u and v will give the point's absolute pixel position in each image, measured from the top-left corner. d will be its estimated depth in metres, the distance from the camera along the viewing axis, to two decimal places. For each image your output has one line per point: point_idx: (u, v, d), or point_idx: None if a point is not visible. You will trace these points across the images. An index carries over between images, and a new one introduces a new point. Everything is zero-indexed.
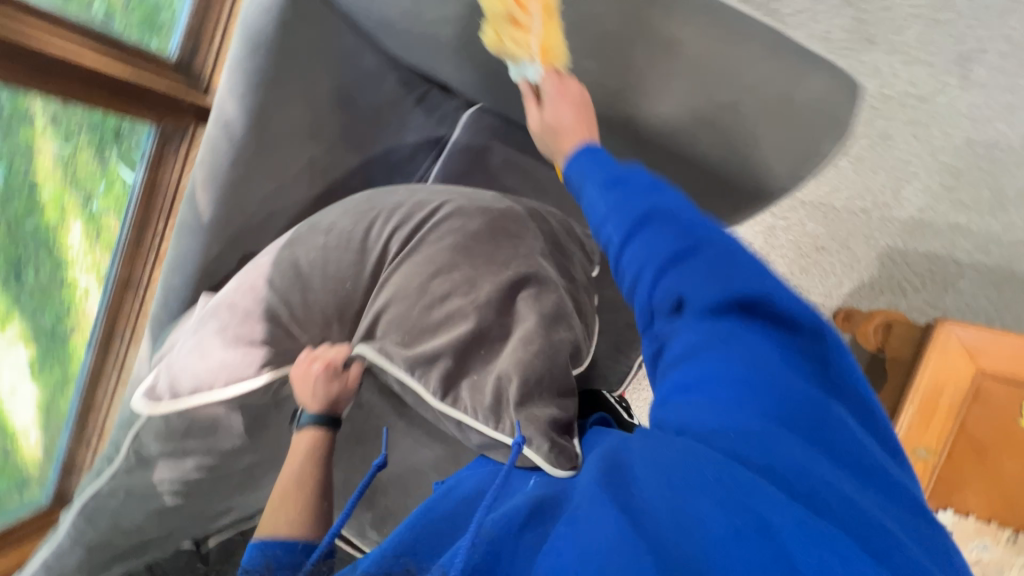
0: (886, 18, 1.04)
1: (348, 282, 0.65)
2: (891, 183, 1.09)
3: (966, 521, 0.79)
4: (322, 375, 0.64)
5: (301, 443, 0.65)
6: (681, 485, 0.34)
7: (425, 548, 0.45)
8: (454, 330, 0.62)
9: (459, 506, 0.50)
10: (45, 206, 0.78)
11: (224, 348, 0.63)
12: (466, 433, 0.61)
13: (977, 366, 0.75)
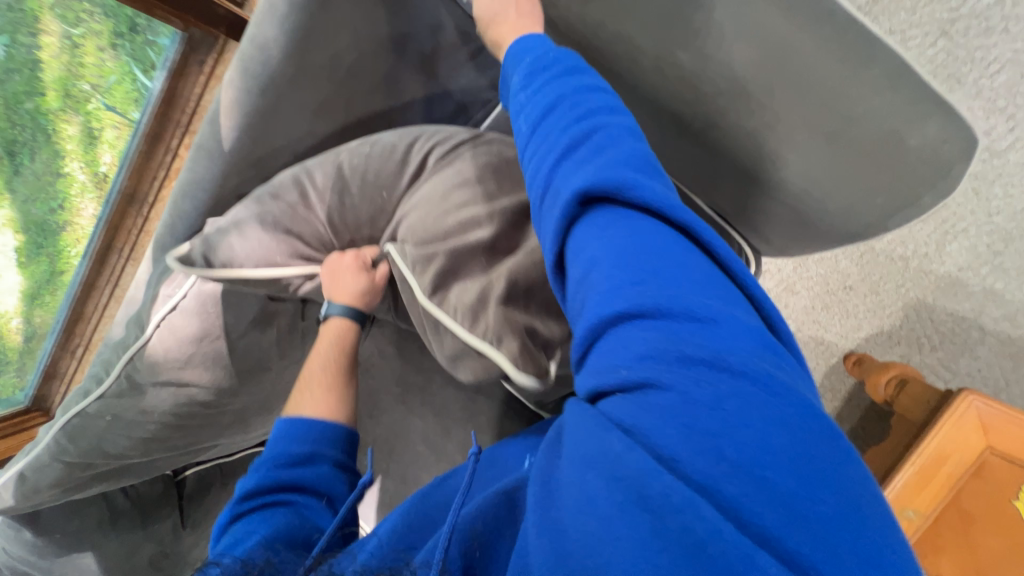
0: (980, 58, 0.97)
1: (379, 195, 0.61)
2: (937, 235, 1.04)
3: None
4: (353, 267, 0.61)
5: (330, 328, 0.62)
6: (577, 502, 0.29)
7: (415, 527, 0.44)
8: (469, 236, 0.55)
9: (452, 486, 0.48)
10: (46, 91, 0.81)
11: (264, 230, 0.59)
12: (449, 348, 0.54)
13: (987, 441, 0.75)
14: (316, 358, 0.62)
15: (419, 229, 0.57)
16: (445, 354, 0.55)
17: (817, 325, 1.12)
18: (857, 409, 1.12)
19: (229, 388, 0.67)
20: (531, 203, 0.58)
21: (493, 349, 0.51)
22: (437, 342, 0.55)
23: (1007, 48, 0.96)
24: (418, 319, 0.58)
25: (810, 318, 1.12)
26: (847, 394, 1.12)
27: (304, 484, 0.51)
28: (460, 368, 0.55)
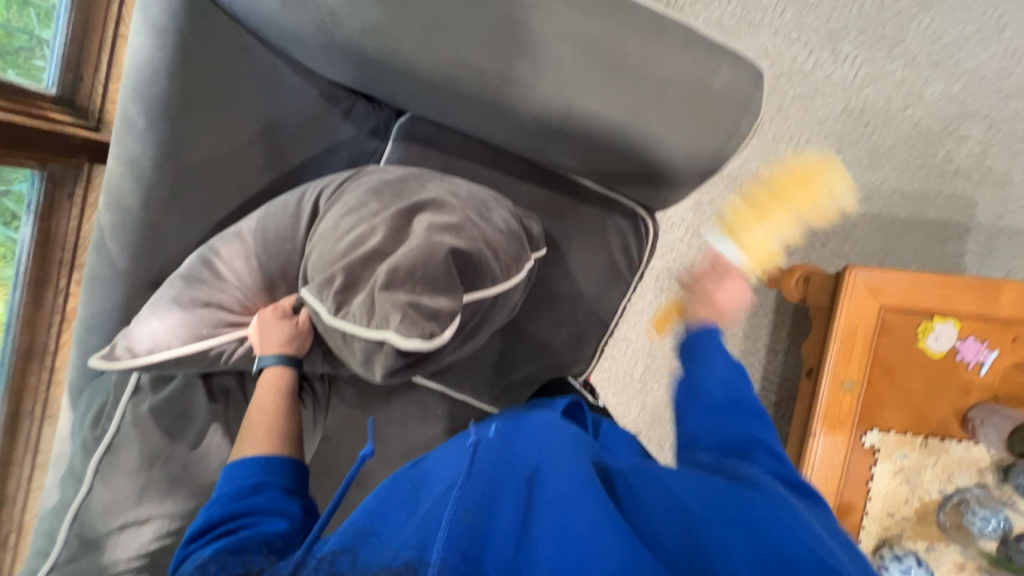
0: (767, 4, 1.16)
1: (277, 249, 0.62)
2: (790, 151, 1.22)
3: (889, 435, 0.92)
4: (274, 318, 0.61)
5: (265, 379, 0.61)
6: (677, 514, 0.45)
7: (389, 514, 0.51)
8: (360, 248, 0.57)
9: (426, 475, 0.56)
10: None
11: (181, 310, 0.60)
12: (361, 352, 0.55)
13: (878, 301, 0.87)
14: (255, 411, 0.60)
15: (317, 261, 0.59)
16: (359, 360, 0.56)
17: (729, 256, 1.25)
18: (787, 316, 1.26)
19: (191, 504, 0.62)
20: (410, 208, 0.62)
21: (392, 334, 0.52)
22: (348, 351, 0.56)
23: None
24: (331, 337, 0.58)
25: (722, 252, 1.25)
26: (775, 305, 1.26)
27: (256, 511, 0.51)
28: (374, 370, 0.55)
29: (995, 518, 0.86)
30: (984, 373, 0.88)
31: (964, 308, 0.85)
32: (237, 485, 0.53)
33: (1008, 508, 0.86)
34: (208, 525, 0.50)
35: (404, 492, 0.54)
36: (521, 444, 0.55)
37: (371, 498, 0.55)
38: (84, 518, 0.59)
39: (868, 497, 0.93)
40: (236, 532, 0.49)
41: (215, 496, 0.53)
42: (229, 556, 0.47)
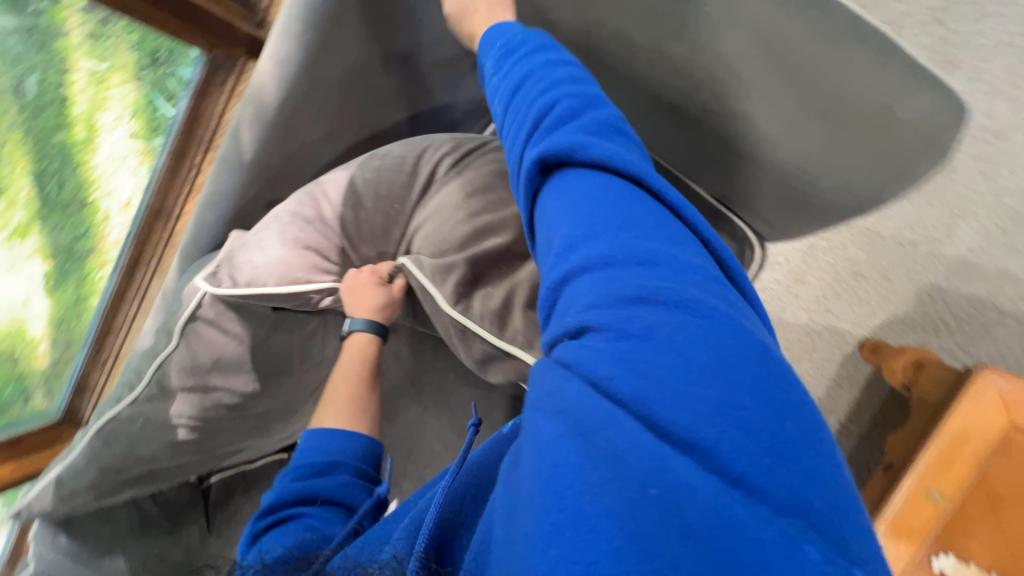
0: (972, 42, 0.98)
1: (394, 207, 0.63)
2: (943, 219, 1.04)
3: (968, 568, 0.78)
4: (370, 283, 0.62)
5: (354, 341, 0.65)
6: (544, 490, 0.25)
7: (399, 507, 0.45)
8: (485, 243, 0.58)
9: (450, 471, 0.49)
10: (74, 122, 0.80)
11: (286, 248, 0.60)
12: (475, 350, 0.56)
13: (1009, 416, 0.74)
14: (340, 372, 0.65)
15: (432, 238, 0.59)
16: (472, 358, 0.57)
17: (829, 314, 1.11)
18: (876, 398, 1.11)
19: (270, 394, 0.69)
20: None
21: (522, 352, 0.53)
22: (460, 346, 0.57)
23: (998, 31, 0.97)
24: (440, 324, 0.59)
25: (822, 307, 1.11)
26: (865, 383, 1.11)
27: (324, 492, 0.50)
28: (485, 369, 0.58)
29: None
30: None
31: None
32: (309, 462, 0.53)
33: None
34: (276, 503, 0.50)
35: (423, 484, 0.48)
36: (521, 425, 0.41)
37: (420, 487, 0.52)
38: (166, 369, 0.63)
39: None
40: (306, 512, 0.48)
41: (286, 472, 0.54)
42: (296, 535, 0.45)
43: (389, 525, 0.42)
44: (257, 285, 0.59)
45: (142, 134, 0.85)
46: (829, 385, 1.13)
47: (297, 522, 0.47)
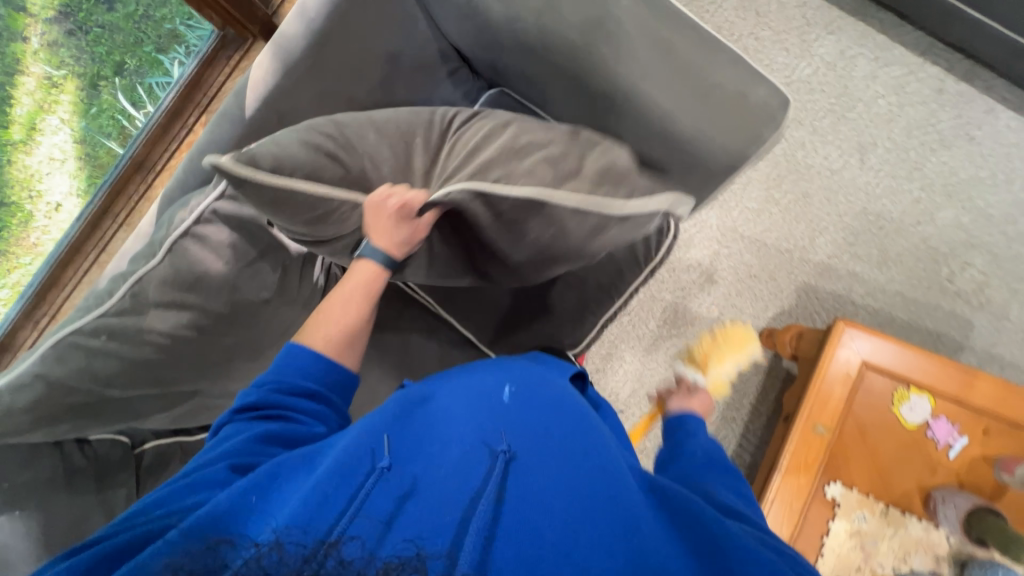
0: (810, 106, 1.34)
1: (429, 153, 0.74)
2: (807, 234, 1.34)
3: (851, 493, 0.93)
4: (394, 210, 0.68)
5: (364, 272, 0.71)
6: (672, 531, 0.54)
7: (388, 494, 0.52)
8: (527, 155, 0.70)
9: (429, 439, 0.59)
10: (13, 123, 0.99)
11: (303, 148, 0.66)
12: (566, 225, 0.71)
13: (862, 360, 0.94)
14: (346, 293, 0.71)
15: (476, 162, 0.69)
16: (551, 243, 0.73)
17: (734, 309, 1.35)
18: (777, 379, 1.32)
19: (245, 323, 0.74)
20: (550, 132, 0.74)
21: (607, 203, 0.71)
22: (543, 231, 0.71)
23: (827, 100, 1.34)
24: (517, 224, 0.71)
25: (728, 302, 1.35)
26: (767, 367, 1.32)
27: (300, 412, 0.63)
28: (575, 232, 0.72)
29: None
30: (952, 456, 0.92)
31: (941, 385, 0.91)
32: (290, 386, 0.64)
33: None
34: (258, 402, 0.63)
35: (402, 462, 0.56)
36: (522, 445, 0.58)
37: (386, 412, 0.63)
38: (146, 284, 0.66)
39: (821, 554, 0.93)
40: (275, 421, 0.62)
41: (271, 384, 0.64)
42: (259, 436, 0.60)
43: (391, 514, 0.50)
44: (269, 170, 0.64)
45: (92, 130, 1.08)
46: (740, 371, 1.33)
47: (265, 428, 0.61)
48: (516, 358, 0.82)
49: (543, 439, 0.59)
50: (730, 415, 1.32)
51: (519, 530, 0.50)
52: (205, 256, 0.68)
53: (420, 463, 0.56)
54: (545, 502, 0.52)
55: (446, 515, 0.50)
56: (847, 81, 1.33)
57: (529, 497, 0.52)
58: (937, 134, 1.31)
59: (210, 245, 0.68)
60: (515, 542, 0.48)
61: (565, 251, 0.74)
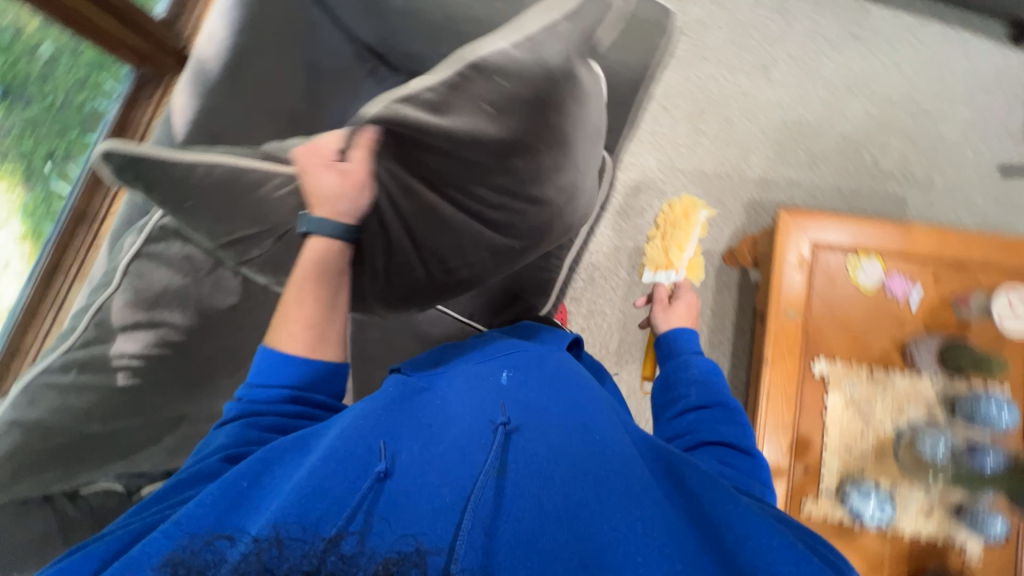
0: (711, 42, 1.45)
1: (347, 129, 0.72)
2: (739, 155, 1.43)
3: (836, 364, 0.98)
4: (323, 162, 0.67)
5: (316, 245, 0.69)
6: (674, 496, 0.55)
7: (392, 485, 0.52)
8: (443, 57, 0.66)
9: (432, 431, 0.60)
10: None
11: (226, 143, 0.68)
12: (517, 71, 0.62)
13: (810, 238, 1.00)
14: (305, 269, 0.69)
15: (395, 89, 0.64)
16: (514, 103, 0.64)
17: None
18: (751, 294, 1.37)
19: (220, 336, 0.75)
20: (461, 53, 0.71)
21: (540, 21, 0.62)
22: (496, 94, 0.63)
23: (724, 33, 1.45)
24: (464, 105, 0.63)
25: None
26: (739, 285, 1.38)
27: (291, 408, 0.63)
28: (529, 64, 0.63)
29: (944, 443, 0.88)
30: (915, 306, 0.97)
31: (885, 244, 0.98)
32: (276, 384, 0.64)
33: (949, 434, 0.89)
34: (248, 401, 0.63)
35: (406, 454, 0.56)
36: (525, 426, 0.59)
37: (387, 403, 0.65)
38: (108, 311, 0.67)
39: (825, 430, 0.97)
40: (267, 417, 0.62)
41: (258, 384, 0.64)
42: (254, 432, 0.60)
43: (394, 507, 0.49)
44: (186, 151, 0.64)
45: None
46: (715, 295, 1.38)
47: (259, 425, 0.61)
48: (501, 339, 0.85)
49: (543, 415, 0.62)
50: (718, 339, 1.37)
51: (520, 510, 0.49)
52: (157, 271, 0.69)
53: (424, 452, 0.56)
54: (545, 469, 0.53)
55: (447, 500, 0.50)
56: (736, 12, 1.45)
57: (529, 471, 0.53)
58: (826, 40, 1.43)
59: (162, 260, 0.69)
60: (513, 509, 0.49)
61: (538, 98, 0.65)
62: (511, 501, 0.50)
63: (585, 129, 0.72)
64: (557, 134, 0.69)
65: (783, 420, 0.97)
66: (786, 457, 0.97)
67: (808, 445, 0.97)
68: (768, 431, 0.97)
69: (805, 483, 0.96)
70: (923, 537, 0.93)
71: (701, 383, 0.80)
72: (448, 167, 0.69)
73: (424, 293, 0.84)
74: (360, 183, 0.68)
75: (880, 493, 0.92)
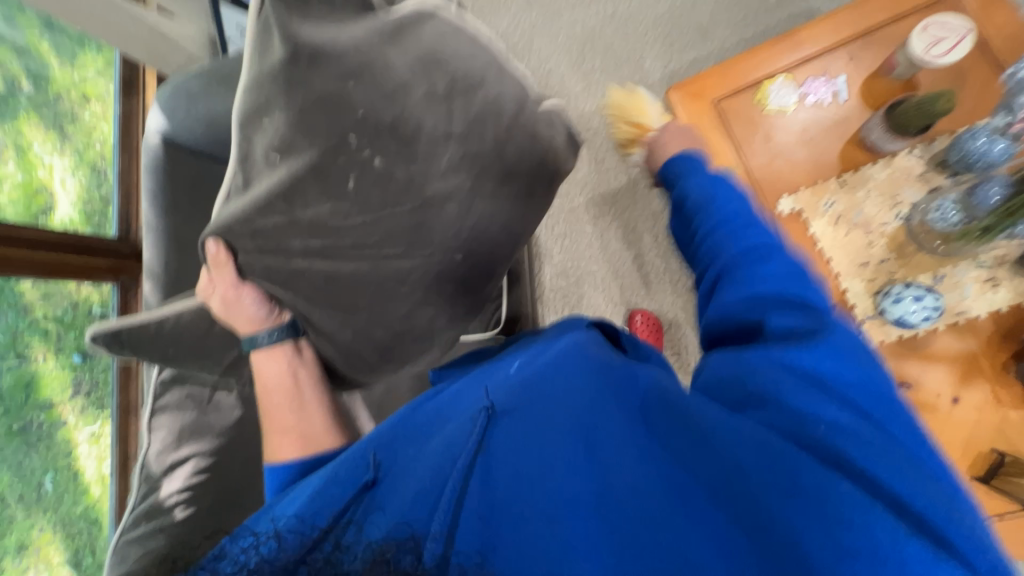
0: None
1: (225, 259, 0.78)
2: (634, 69, 1.42)
3: (800, 194, 0.90)
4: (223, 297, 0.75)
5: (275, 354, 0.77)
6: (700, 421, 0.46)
7: (390, 482, 0.52)
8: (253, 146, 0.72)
9: (434, 423, 0.59)
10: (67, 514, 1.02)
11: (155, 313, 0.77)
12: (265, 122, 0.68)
13: (706, 99, 0.96)
14: (267, 386, 0.76)
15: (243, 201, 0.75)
16: (290, 125, 0.67)
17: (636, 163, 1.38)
18: None
19: (243, 445, 0.86)
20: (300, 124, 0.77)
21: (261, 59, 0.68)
22: (275, 136, 0.68)
23: None
24: (259, 173, 0.71)
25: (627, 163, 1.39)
26: None
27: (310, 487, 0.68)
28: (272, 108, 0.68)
29: (952, 202, 0.77)
30: (846, 99, 0.91)
31: (781, 63, 0.93)
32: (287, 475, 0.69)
33: (951, 193, 0.78)
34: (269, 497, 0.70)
35: (410, 447, 0.57)
36: (517, 398, 0.53)
37: (403, 413, 0.62)
38: (149, 464, 0.81)
39: (829, 260, 0.88)
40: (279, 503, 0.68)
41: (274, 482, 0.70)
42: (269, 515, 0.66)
43: (386, 501, 0.50)
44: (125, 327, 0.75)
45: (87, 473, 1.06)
46: None
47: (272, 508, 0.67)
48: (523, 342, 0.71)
49: (539, 375, 0.54)
50: None
51: (509, 491, 0.47)
52: (168, 417, 0.83)
53: (421, 444, 0.56)
54: (535, 446, 0.49)
55: (433, 492, 0.49)
56: None
57: (514, 448, 0.49)
58: None
59: (171, 407, 0.84)
60: (500, 496, 0.47)
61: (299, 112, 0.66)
62: (502, 490, 0.47)
63: (393, 91, 0.66)
64: (349, 107, 0.66)
65: None
66: None
67: None
68: None
69: None
70: (1004, 310, 0.81)
71: (719, 217, 0.64)
72: (311, 245, 0.71)
73: (405, 342, 0.80)
74: (232, 295, 0.74)
75: (919, 287, 0.80)
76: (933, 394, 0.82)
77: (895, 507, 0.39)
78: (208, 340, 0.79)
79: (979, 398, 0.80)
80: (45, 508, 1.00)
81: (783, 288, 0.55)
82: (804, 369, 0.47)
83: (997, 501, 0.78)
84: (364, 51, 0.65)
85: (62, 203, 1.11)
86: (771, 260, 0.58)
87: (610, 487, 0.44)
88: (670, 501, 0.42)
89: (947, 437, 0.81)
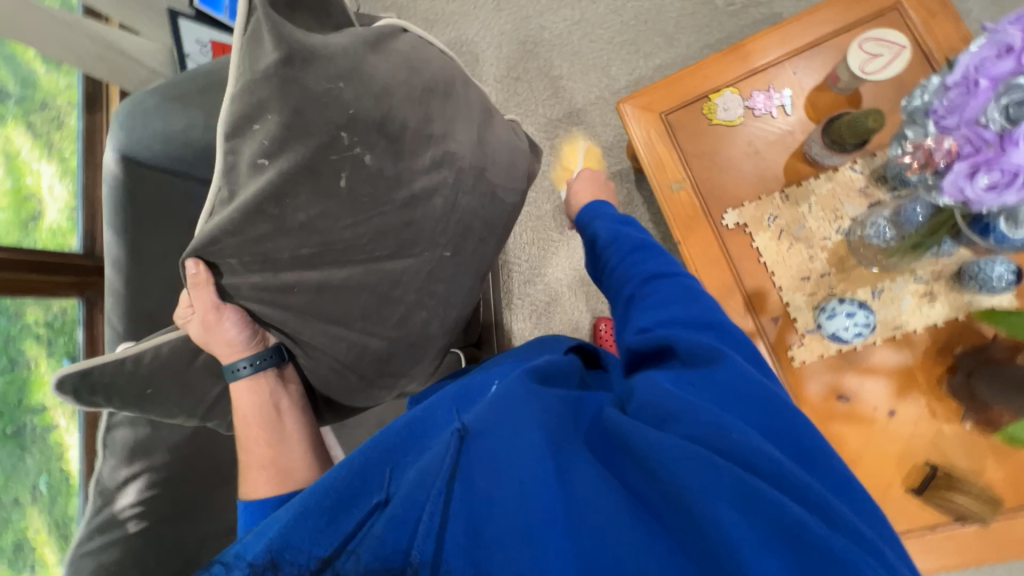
0: None
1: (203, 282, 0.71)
2: (600, 74, 1.41)
3: (745, 208, 0.91)
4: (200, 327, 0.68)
5: (249, 386, 0.71)
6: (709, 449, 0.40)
7: (356, 512, 0.43)
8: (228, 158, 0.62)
9: (403, 432, 0.49)
10: (41, 533, 1.00)
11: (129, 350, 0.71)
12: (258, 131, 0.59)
13: (656, 111, 0.96)
14: (244, 416, 0.71)
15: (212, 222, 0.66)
16: (285, 131, 0.59)
17: (602, 170, 1.38)
18: None
19: (188, 459, 0.90)
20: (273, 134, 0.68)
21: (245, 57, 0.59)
22: (262, 142, 0.59)
23: None
24: (245, 181, 0.62)
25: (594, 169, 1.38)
26: None
27: None
28: (266, 115, 0.59)
29: (887, 220, 0.76)
30: (793, 111, 0.91)
31: (729, 76, 0.93)
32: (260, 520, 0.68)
33: (886, 210, 0.78)
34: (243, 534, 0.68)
35: (376, 456, 0.46)
36: (498, 419, 0.46)
37: (378, 434, 0.49)
38: (103, 479, 0.82)
39: (772, 274, 0.88)
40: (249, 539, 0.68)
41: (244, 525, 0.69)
42: None
43: (359, 537, 0.41)
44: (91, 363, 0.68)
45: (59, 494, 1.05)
46: (647, 207, 1.35)
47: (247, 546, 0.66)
48: (505, 360, 0.69)
49: (508, 390, 0.50)
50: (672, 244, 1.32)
51: (499, 529, 0.40)
52: (125, 432, 0.86)
53: (388, 460, 0.46)
54: (511, 465, 0.42)
55: (416, 522, 0.41)
56: None
57: (497, 473, 0.42)
58: None
59: (125, 421, 0.86)
60: (489, 530, 0.40)
61: (293, 111, 0.59)
62: (483, 513, 0.40)
63: (381, 91, 0.63)
64: (341, 105, 0.61)
65: (725, 285, 0.90)
66: (750, 319, 0.88)
67: (764, 295, 0.88)
68: (717, 305, 0.90)
69: (784, 333, 0.87)
70: (941, 325, 0.81)
71: (625, 246, 0.67)
72: (308, 258, 0.66)
73: (398, 357, 0.77)
74: (212, 319, 0.67)
75: (852, 302, 0.82)
76: (872, 407, 0.83)
77: (810, 508, 0.37)
78: (190, 376, 0.74)
79: (917, 412, 0.81)
80: (39, 507, 1.01)
81: (666, 299, 0.57)
82: (730, 388, 0.46)
83: (930, 513, 0.79)
84: (352, 54, 0.61)
85: (51, 210, 1.16)
86: (661, 297, 0.57)
87: (582, 508, 0.40)
88: (639, 526, 0.38)
89: (887, 450, 0.81)
